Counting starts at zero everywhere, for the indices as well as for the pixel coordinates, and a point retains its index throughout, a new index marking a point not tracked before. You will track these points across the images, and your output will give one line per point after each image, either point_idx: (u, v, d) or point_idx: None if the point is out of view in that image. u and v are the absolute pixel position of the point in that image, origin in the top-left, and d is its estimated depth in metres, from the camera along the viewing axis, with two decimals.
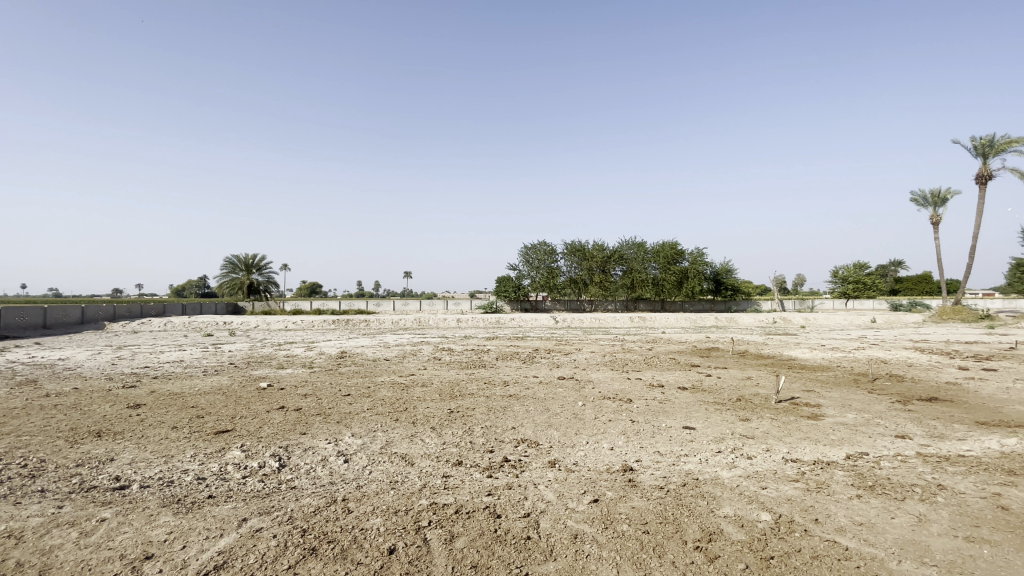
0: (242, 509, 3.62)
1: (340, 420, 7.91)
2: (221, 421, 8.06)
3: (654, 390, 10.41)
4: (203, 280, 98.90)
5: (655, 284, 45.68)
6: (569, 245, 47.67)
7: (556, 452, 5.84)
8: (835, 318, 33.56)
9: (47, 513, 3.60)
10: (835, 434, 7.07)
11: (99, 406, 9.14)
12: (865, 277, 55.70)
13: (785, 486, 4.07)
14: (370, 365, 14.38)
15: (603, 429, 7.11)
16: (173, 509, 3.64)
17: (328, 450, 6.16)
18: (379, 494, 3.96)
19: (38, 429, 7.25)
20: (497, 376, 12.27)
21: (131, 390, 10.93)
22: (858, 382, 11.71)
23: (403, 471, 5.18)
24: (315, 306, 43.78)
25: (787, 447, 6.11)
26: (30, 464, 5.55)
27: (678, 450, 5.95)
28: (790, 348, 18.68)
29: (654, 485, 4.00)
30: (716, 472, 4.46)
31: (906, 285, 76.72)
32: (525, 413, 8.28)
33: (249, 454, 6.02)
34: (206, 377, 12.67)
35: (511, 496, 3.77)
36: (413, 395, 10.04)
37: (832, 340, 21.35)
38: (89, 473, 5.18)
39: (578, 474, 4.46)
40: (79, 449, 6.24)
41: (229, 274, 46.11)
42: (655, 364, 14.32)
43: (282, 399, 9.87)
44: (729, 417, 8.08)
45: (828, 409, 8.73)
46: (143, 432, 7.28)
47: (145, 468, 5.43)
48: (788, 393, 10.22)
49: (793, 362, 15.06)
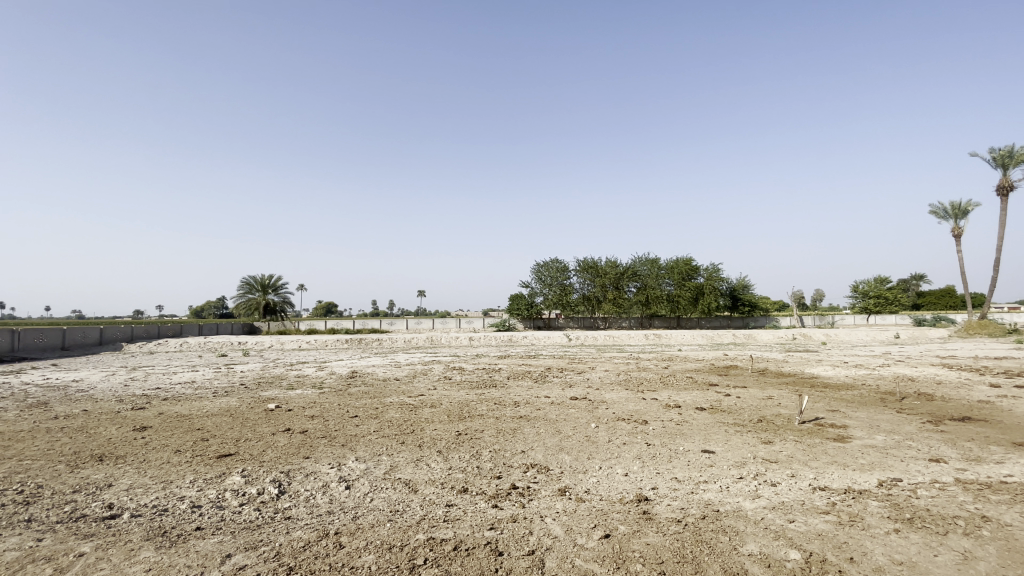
0: (228, 544, 3.38)
1: (345, 443, 7.70)
2: (225, 444, 7.91)
3: (670, 411, 10.03)
4: (221, 301, 100.90)
5: (669, 300, 45.17)
6: (582, 262, 47.43)
7: (567, 479, 5.57)
8: (857, 334, 32.65)
9: (25, 546, 3.40)
10: (865, 459, 6.64)
11: (106, 429, 9.05)
12: (886, 292, 54.34)
13: (815, 519, 3.72)
14: (381, 385, 14.19)
15: (616, 453, 6.80)
16: (156, 543, 3.43)
17: (330, 475, 5.94)
18: (374, 527, 3.71)
19: (40, 453, 7.14)
20: (508, 396, 11.96)
21: (140, 412, 10.84)
22: (886, 401, 11.15)
23: (405, 499, 4.94)
24: (329, 326, 43.96)
25: (814, 474, 5.74)
26: (27, 489, 5.41)
27: (696, 477, 5.64)
28: (812, 365, 18.04)
29: (671, 518, 3.69)
30: (738, 502, 4.12)
31: (930, 300, 74.65)
32: (535, 435, 7.99)
33: (249, 480, 5.81)
34: (215, 398, 12.57)
35: (515, 530, 3.50)
36: (422, 416, 9.81)
37: (855, 357, 20.56)
38: (83, 500, 5.00)
39: (589, 505, 4.16)
40: (79, 474, 6.09)
41: (245, 296, 46.82)
42: (671, 383, 13.92)
43: (289, 421, 9.70)
44: (749, 439, 7.69)
45: (855, 431, 8.28)
46: (145, 456, 7.13)
47: (142, 494, 5.26)
48: (812, 414, 9.77)
49: (815, 380, 14.49)
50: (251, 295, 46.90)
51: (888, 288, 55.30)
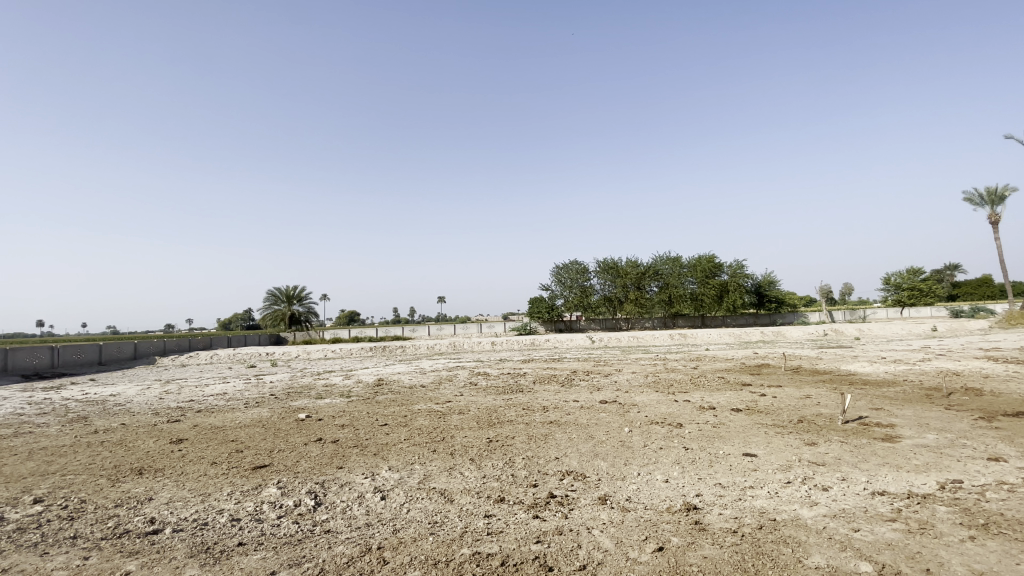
0: (271, 561, 3.33)
1: (377, 451, 7.67)
2: (259, 454, 7.96)
3: (705, 413, 9.75)
4: (248, 313, 103.48)
5: (693, 299, 44.47)
6: (602, 263, 47.03)
7: (606, 486, 5.42)
8: (891, 328, 31.52)
9: (72, 565, 3.40)
10: (919, 459, 6.30)
11: (144, 442, 9.22)
12: (920, 283, 52.47)
13: (881, 528, 3.50)
14: (408, 392, 14.20)
15: (654, 458, 6.60)
16: (201, 560, 3.39)
17: (365, 486, 5.89)
18: (416, 540, 3.61)
19: (82, 467, 7.28)
20: (536, 401, 11.81)
21: (175, 424, 11.04)
22: (932, 398, 10.65)
23: (442, 509, 4.86)
24: (353, 334, 44.45)
25: (867, 477, 5.45)
26: (70, 505, 5.49)
27: (741, 481, 5.44)
28: (847, 362, 17.42)
29: (726, 529, 3.51)
30: (794, 509, 3.91)
31: (965, 291, 71.89)
32: (568, 441, 7.82)
33: (285, 492, 5.80)
34: (247, 409, 12.74)
35: (563, 543, 3.36)
36: (451, 423, 9.73)
37: (893, 352, 19.79)
38: (125, 515, 5.05)
39: (636, 515, 3.99)
40: (120, 488, 6.18)
41: (271, 307, 47.78)
42: (702, 384, 13.59)
43: (320, 430, 9.72)
44: (792, 441, 7.39)
45: (904, 430, 7.88)
46: (182, 468, 7.20)
47: (182, 508, 5.28)
48: (855, 413, 9.36)
49: (853, 378, 13.95)
50: (276, 306, 47.78)
51: (921, 279, 53.40)
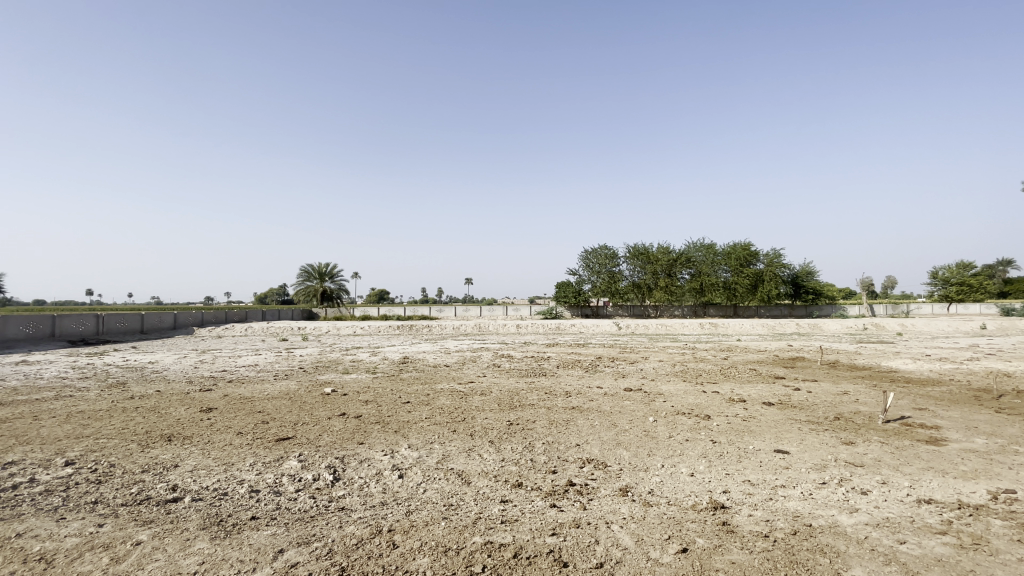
0: (280, 538, 3.27)
1: (398, 429, 7.66)
2: (283, 427, 8.07)
3: (735, 405, 9.39)
4: (282, 289, 106.71)
5: (725, 288, 43.28)
6: (632, 249, 46.12)
7: (628, 477, 5.23)
8: (937, 325, 29.93)
9: (86, 532, 3.44)
10: (967, 464, 5.85)
11: (175, 410, 9.51)
12: (971, 278, 49.62)
13: (929, 541, 3.19)
14: (431, 371, 14.25)
15: (679, 450, 6.35)
16: (211, 533, 3.37)
17: (383, 463, 5.85)
18: (428, 525, 3.49)
19: (116, 432, 7.52)
20: (558, 386, 11.65)
21: (206, 394, 11.35)
22: (981, 399, 9.97)
23: (458, 492, 4.77)
24: (381, 312, 45.12)
25: (909, 482, 5.08)
26: (99, 468, 5.64)
27: (772, 479, 5.18)
28: (888, 358, 16.58)
29: (758, 533, 3.26)
30: (831, 515, 3.62)
31: (1019, 287, 67.77)
32: (590, 428, 7.63)
33: (305, 465, 5.82)
34: (276, 381, 13.02)
35: (579, 537, 3.19)
36: (473, 404, 9.67)
37: (938, 350, 18.73)
38: (150, 481, 5.15)
39: (659, 511, 3.79)
40: (148, 453, 6.34)
41: (305, 283, 49.01)
42: (732, 375, 13.15)
43: (344, 405, 9.81)
44: (828, 440, 7.00)
45: (950, 433, 7.37)
46: (209, 437, 7.36)
47: (204, 477, 5.35)
48: (896, 413, 8.83)
49: (895, 375, 13.25)
50: (309, 282, 48.96)
51: (972, 274, 50.53)
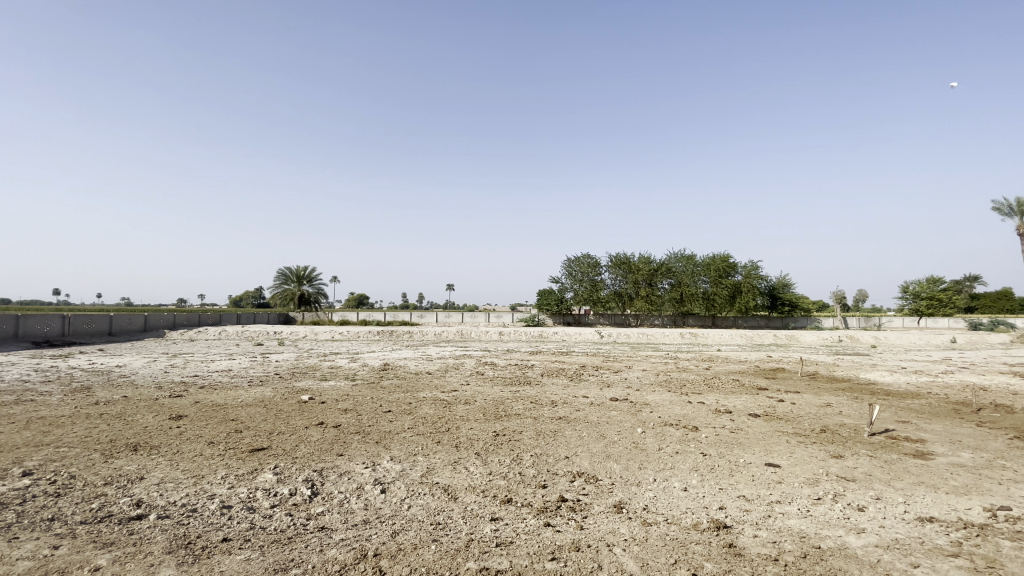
0: (256, 564, 2.99)
1: (379, 440, 7.36)
2: (258, 436, 7.68)
3: (722, 417, 9.31)
4: (258, 292, 104.52)
5: (705, 298, 43.81)
6: (614, 258, 46.35)
7: (621, 492, 5.06)
8: (910, 338, 30.60)
9: (39, 555, 3.09)
10: (957, 479, 5.80)
11: (143, 417, 9.02)
12: (939, 293, 51.14)
13: (944, 564, 3.07)
14: (413, 379, 13.90)
15: (670, 463, 6.21)
16: (178, 558, 3.07)
17: (365, 476, 5.56)
18: (417, 548, 3.24)
19: (77, 441, 7.05)
20: (544, 395, 11.44)
21: (177, 400, 10.83)
22: (960, 413, 10.09)
23: (445, 508, 4.53)
24: (361, 317, 44.37)
25: (904, 497, 5.01)
26: (57, 480, 5.23)
27: (767, 495, 5.07)
28: (866, 370, 16.81)
29: (767, 556, 3.11)
30: (838, 535, 3.49)
31: (983, 303, 70.33)
32: (578, 440, 7.44)
33: (281, 478, 5.49)
34: (250, 388, 12.53)
35: (582, 563, 2.99)
36: (457, 413, 9.40)
37: (913, 363, 19.13)
38: (112, 495, 4.78)
39: (661, 531, 3.62)
40: (111, 464, 5.92)
41: (281, 286, 47.87)
42: (716, 385, 13.14)
43: (322, 414, 9.44)
44: (817, 453, 6.94)
45: (936, 447, 7.38)
46: (178, 447, 6.95)
47: (172, 491, 4.99)
48: (881, 426, 8.85)
49: (874, 387, 13.40)
50: (286, 285, 47.85)
51: (941, 289, 52.14)
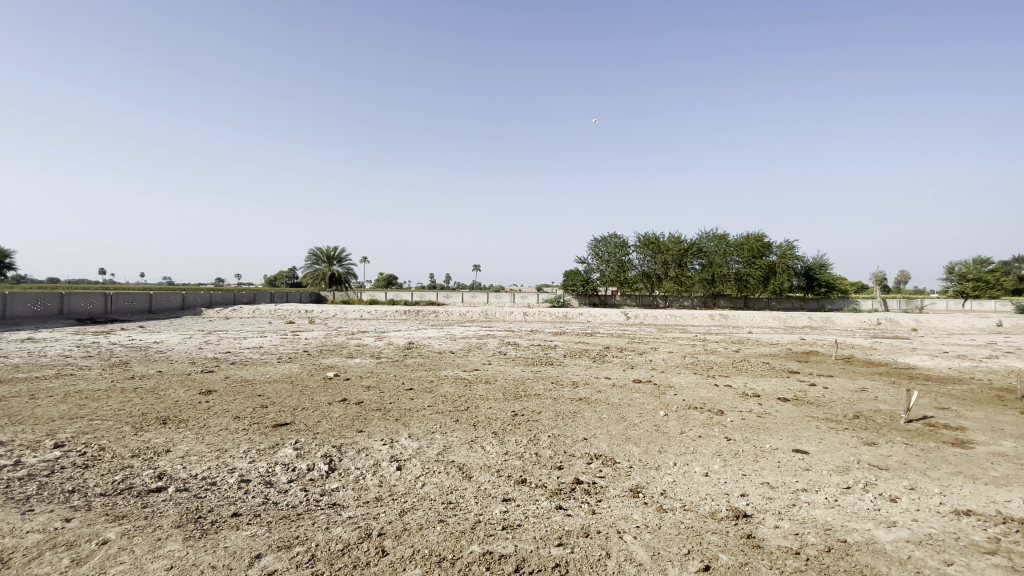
0: (259, 540, 3.00)
1: (399, 417, 7.40)
2: (282, 412, 7.84)
3: (749, 400, 9.04)
4: (292, 271, 107.78)
5: (736, 279, 42.66)
6: (642, 238, 45.50)
7: (639, 476, 4.93)
8: (955, 321, 29.09)
9: (51, 528, 3.18)
10: (999, 469, 5.42)
11: (174, 391, 9.35)
12: (989, 274, 48.40)
13: (980, 563, 2.82)
14: (436, 358, 13.99)
15: (692, 447, 6.03)
16: (185, 533, 3.11)
17: (382, 453, 5.58)
18: (422, 529, 3.19)
19: (112, 413, 7.34)
20: (565, 375, 11.36)
21: (208, 375, 11.20)
22: (1007, 400, 9.51)
23: (458, 487, 4.49)
24: (389, 296, 45.07)
25: (941, 488, 4.71)
26: (89, 452, 5.43)
27: (793, 482, 4.86)
28: (906, 354, 16.05)
29: (787, 549, 2.94)
30: (867, 528, 3.28)
31: None
32: (598, 421, 7.33)
33: (300, 454, 5.55)
34: (279, 364, 12.85)
35: (589, 549, 2.89)
36: (477, 392, 9.40)
37: (957, 346, 18.19)
38: (138, 467, 4.93)
39: (676, 518, 3.48)
40: (141, 437, 6.13)
41: (312, 266, 48.96)
42: (745, 368, 12.76)
43: (345, 391, 9.59)
44: (849, 440, 6.63)
45: (979, 435, 6.96)
46: (205, 420, 7.16)
47: (194, 464, 5.12)
48: (919, 412, 8.40)
49: (914, 372, 12.79)
50: (317, 266, 48.86)
51: (991, 270, 49.29)
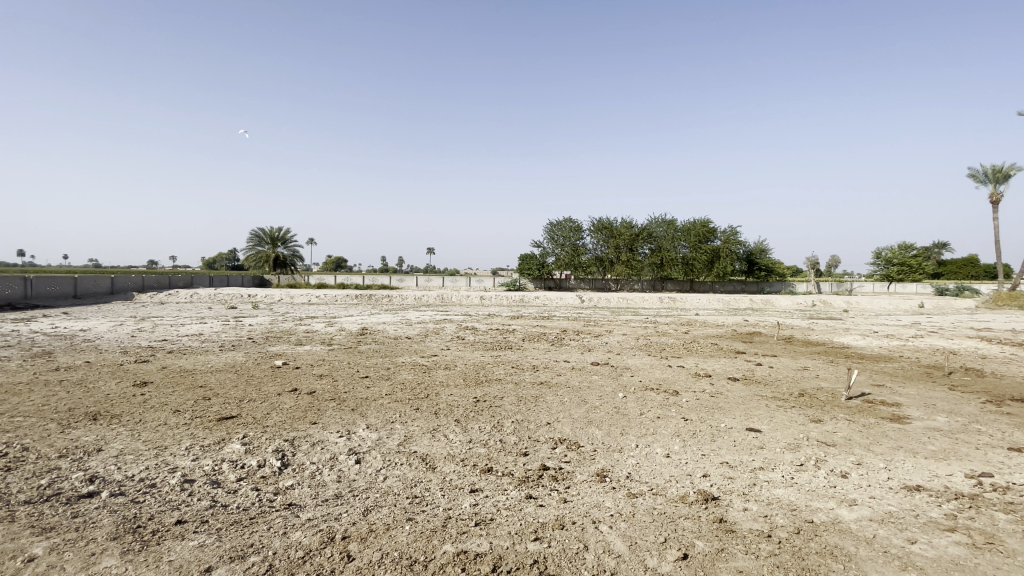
0: (210, 551, 2.73)
1: (355, 406, 7.12)
2: (228, 404, 7.35)
3: (702, 381, 9.34)
4: (233, 254, 102.24)
5: (684, 263, 44.15)
6: (596, 222, 46.12)
7: (604, 460, 4.94)
8: (880, 303, 31.38)
9: None
10: (934, 444, 5.83)
11: (104, 383, 8.58)
12: (909, 259, 52.42)
13: (940, 540, 2.96)
14: (392, 343, 13.60)
15: (652, 429, 6.11)
16: (123, 546, 2.79)
17: (339, 446, 5.31)
18: (391, 529, 3.01)
19: (32, 409, 6.63)
20: (525, 359, 11.33)
21: (143, 365, 10.37)
22: (932, 377, 10.31)
23: (422, 479, 4.33)
24: (339, 280, 43.59)
25: (885, 463, 5.00)
26: (8, 453, 4.86)
27: (750, 461, 5.02)
28: (840, 334, 17.12)
29: (759, 532, 2.98)
30: (831, 508, 3.39)
31: (949, 269, 72.80)
32: (560, 405, 7.32)
33: (249, 449, 5.19)
34: (222, 352, 12.07)
35: (566, 543, 2.82)
36: (437, 379, 9.21)
37: (884, 327, 19.61)
38: (65, 469, 4.45)
39: (650, 505, 3.47)
40: (68, 435, 5.55)
41: (255, 248, 46.46)
42: (696, 349, 13.20)
43: (297, 380, 9.14)
44: (797, 417, 6.95)
45: (911, 410, 7.48)
46: (142, 415, 6.59)
47: (130, 464, 4.67)
48: (856, 390, 8.95)
49: (848, 351, 13.66)
50: (260, 248, 46.43)
51: (912, 255, 53.37)
